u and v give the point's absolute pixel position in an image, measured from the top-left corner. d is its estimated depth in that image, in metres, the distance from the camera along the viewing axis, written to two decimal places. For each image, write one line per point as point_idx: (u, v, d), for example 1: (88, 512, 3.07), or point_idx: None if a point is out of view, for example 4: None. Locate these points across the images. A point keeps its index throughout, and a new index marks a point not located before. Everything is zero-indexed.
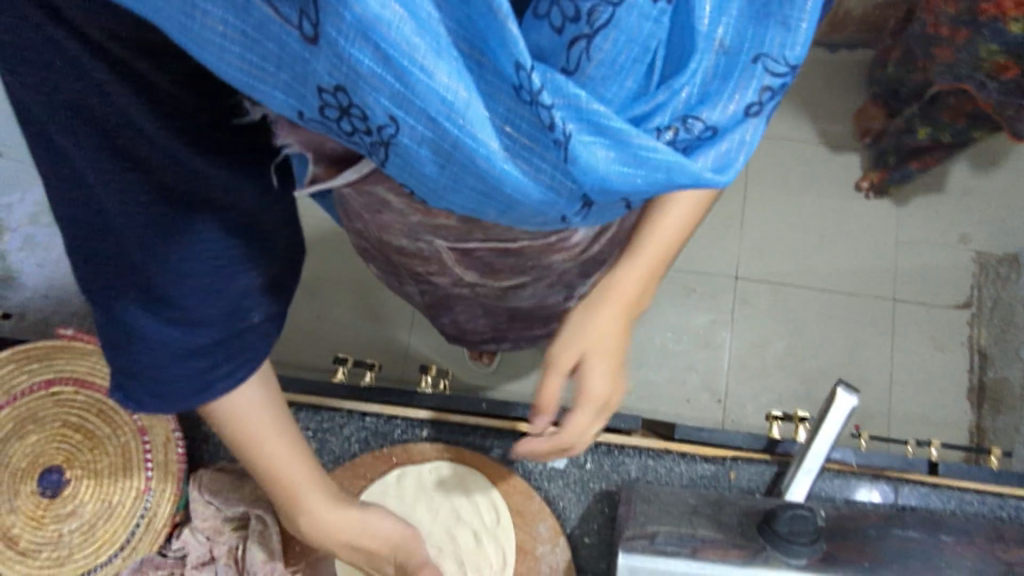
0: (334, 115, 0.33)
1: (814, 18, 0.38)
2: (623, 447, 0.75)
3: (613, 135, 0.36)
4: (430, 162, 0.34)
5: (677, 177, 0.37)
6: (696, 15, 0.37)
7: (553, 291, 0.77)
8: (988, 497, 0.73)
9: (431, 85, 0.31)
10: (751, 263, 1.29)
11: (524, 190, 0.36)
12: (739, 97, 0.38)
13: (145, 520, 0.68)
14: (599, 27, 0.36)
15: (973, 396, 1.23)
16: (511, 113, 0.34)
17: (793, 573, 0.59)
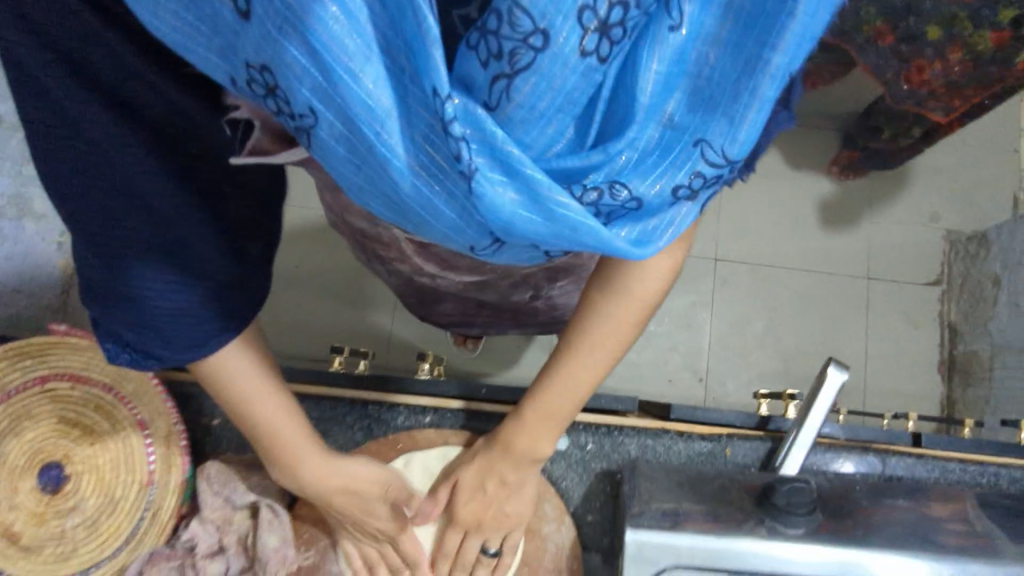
0: (261, 93, 0.34)
1: (763, 113, 0.36)
2: (621, 427, 0.70)
3: (524, 183, 0.34)
4: (344, 157, 0.35)
5: (583, 238, 0.36)
6: (640, 80, 0.34)
7: (518, 290, 0.80)
8: (970, 465, 0.70)
9: (352, 88, 0.32)
10: (730, 246, 1.52)
11: (433, 208, 0.36)
12: (668, 177, 0.37)
13: (150, 512, 0.66)
14: (520, 69, 0.32)
15: (944, 369, 1.49)
16: (428, 134, 0.33)
17: (791, 544, 0.56)
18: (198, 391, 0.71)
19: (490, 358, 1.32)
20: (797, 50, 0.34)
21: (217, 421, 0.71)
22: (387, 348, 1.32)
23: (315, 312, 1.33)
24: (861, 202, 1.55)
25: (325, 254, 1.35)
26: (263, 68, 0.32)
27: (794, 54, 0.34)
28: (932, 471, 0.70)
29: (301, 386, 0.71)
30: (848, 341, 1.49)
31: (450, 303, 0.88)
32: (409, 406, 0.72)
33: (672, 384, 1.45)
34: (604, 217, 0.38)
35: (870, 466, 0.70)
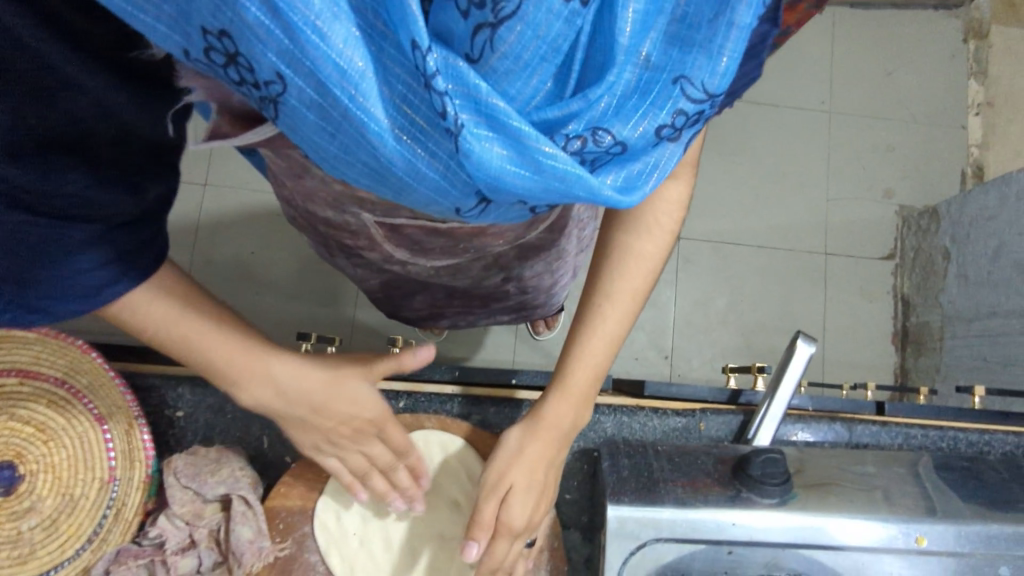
0: (219, 61, 0.31)
1: (737, 52, 0.36)
2: (597, 405, 0.70)
3: (511, 135, 0.33)
4: (316, 124, 0.33)
5: (575, 189, 0.35)
6: (618, 25, 0.33)
7: (489, 272, 0.79)
8: (931, 430, 0.72)
9: (325, 50, 0.29)
10: (693, 225, 1.54)
11: (418, 172, 0.35)
12: (651, 117, 0.36)
13: (112, 511, 0.63)
14: (505, 17, 0.31)
15: (898, 340, 1.54)
16: (408, 93, 0.32)
17: (768, 513, 0.57)
18: (159, 382, 0.68)
19: (457, 343, 1.31)
20: None
21: (181, 414, 0.68)
22: (350, 334, 1.29)
23: (274, 300, 1.30)
24: (818, 180, 1.59)
25: (284, 241, 1.31)
26: (220, 33, 0.30)
27: None
28: (896, 438, 0.71)
29: None
30: (807, 315, 1.53)
31: (418, 294, 0.87)
32: (382, 390, 0.71)
33: (638, 361, 1.47)
34: (589, 164, 0.37)
35: (837, 434, 0.71)
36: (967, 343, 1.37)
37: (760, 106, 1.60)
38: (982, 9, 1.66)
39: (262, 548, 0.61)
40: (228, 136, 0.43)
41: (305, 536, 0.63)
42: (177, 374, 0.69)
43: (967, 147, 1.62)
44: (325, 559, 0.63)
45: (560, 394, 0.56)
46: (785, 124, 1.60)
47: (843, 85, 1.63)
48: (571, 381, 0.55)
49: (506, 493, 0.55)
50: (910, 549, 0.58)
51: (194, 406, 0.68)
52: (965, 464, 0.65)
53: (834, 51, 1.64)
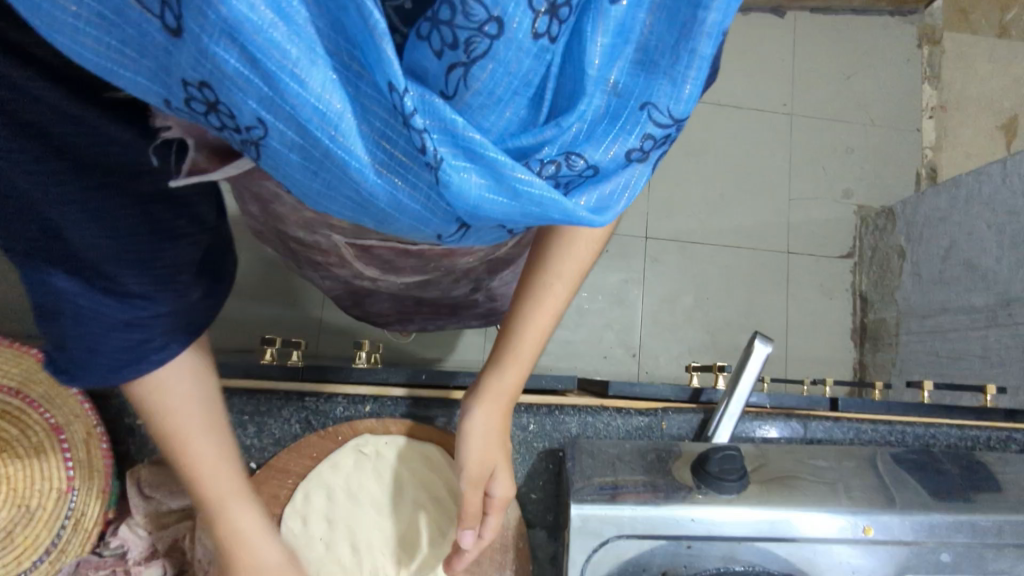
0: (201, 108, 0.31)
1: (700, 77, 0.35)
2: (562, 407, 0.71)
3: (489, 166, 0.34)
4: (300, 163, 0.33)
5: (549, 212, 0.36)
6: (586, 56, 0.34)
7: (459, 285, 0.80)
8: (880, 424, 0.75)
9: (304, 95, 0.29)
10: (660, 225, 1.56)
11: (399, 203, 0.35)
12: (621, 141, 0.37)
13: (71, 521, 0.61)
14: (478, 57, 0.32)
15: (857, 336, 1.59)
16: (385, 131, 0.32)
17: (727, 508, 0.59)
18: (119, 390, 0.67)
19: (428, 345, 1.32)
20: (728, 4, 0.34)
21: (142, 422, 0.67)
22: (320, 337, 1.29)
23: (241, 303, 1.28)
24: (780, 181, 1.63)
25: (251, 244, 1.29)
26: (202, 84, 0.30)
27: (725, 13, 0.34)
28: (848, 432, 0.74)
29: (232, 381, 0.68)
30: (770, 312, 1.57)
31: (388, 302, 0.87)
32: (348, 395, 0.70)
33: (607, 360, 1.49)
34: (564, 188, 0.37)
35: (793, 430, 0.74)
36: (920, 338, 1.42)
37: (726, 109, 1.63)
38: (935, 16, 1.72)
39: None
40: (206, 170, 0.43)
41: None
42: None
43: (920, 149, 1.67)
44: None
45: (507, 364, 0.53)
46: (748, 127, 1.64)
47: (804, 89, 1.67)
48: (517, 351, 0.53)
49: (491, 474, 0.56)
50: (859, 539, 0.59)
51: None
52: (913, 459, 0.68)
53: (796, 55, 1.68)
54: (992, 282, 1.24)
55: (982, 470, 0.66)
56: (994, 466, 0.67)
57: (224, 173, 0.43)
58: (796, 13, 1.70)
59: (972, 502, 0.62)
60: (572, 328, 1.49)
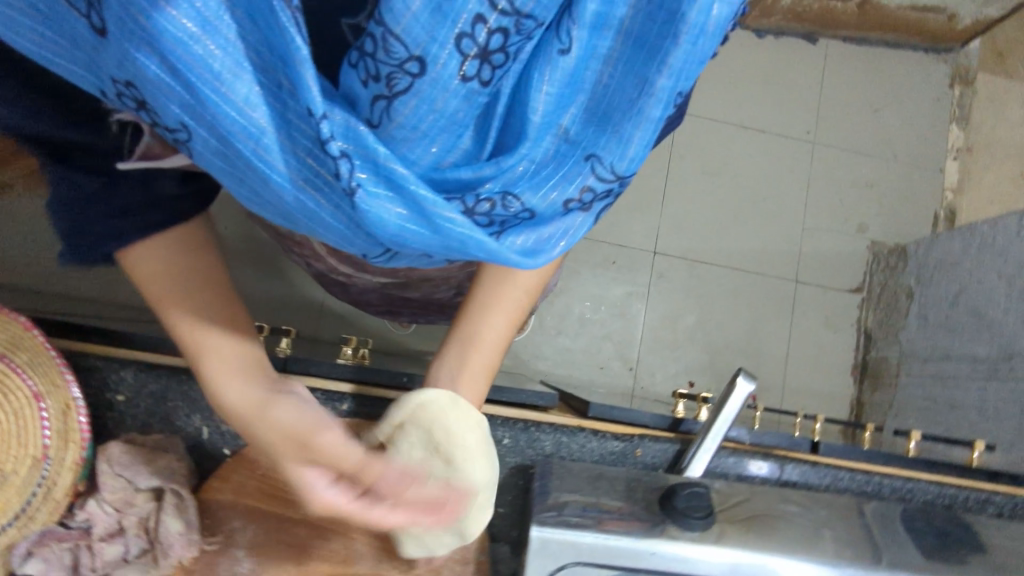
0: (131, 104, 0.42)
1: (642, 141, 0.46)
2: (538, 424, 0.70)
3: (409, 199, 0.43)
4: (223, 167, 0.43)
5: (468, 243, 0.45)
6: (530, 108, 0.45)
7: (444, 287, 0.80)
8: (857, 474, 0.74)
9: (231, 113, 0.39)
10: (668, 241, 1.55)
11: (319, 215, 0.44)
12: (560, 189, 0.47)
13: (42, 489, 0.61)
14: (397, 93, 0.42)
15: (857, 372, 1.58)
16: (309, 150, 0.41)
17: (690, 547, 0.59)
18: (103, 365, 0.68)
19: (424, 339, 1.32)
20: (677, 73, 0.44)
21: (122, 398, 0.68)
22: (318, 320, 1.30)
23: (244, 280, 1.29)
24: (794, 209, 1.61)
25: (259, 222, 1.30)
26: (128, 84, 0.40)
27: (674, 82, 0.44)
28: (824, 478, 0.73)
29: None
30: (771, 340, 1.55)
31: (378, 297, 0.87)
32: (328, 391, 0.70)
33: (603, 371, 1.48)
34: (500, 225, 0.47)
35: (768, 471, 0.73)
36: (920, 382, 1.40)
37: (746, 132, 1.62)
38: (970, 56, 1.68)
39: (191, 542, 0.60)
40: (158, 157, 0.50)
41: (234, 531, 0.63)
42: (119, 355, 0.68)
43: (942, 190, 1.64)
44: (251, 554, 0.62)
45: (480, 345, 0.58)
46: (766, 151, 1.62)
47: (829, 118, 1.65)
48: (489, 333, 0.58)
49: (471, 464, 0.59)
50: None
51: (134, 391, 0.68)
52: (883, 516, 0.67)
53: (825, 84, 1.66)
54: (997, 334, 1.23)
55: (953, 534, 0.66)
56: (965, 530, 0.66)
57: (172, 161, 0.50)
58: (830, 41, 1.67)
59: (938, 565, 0.61)
60: (571, 335, 1.49)
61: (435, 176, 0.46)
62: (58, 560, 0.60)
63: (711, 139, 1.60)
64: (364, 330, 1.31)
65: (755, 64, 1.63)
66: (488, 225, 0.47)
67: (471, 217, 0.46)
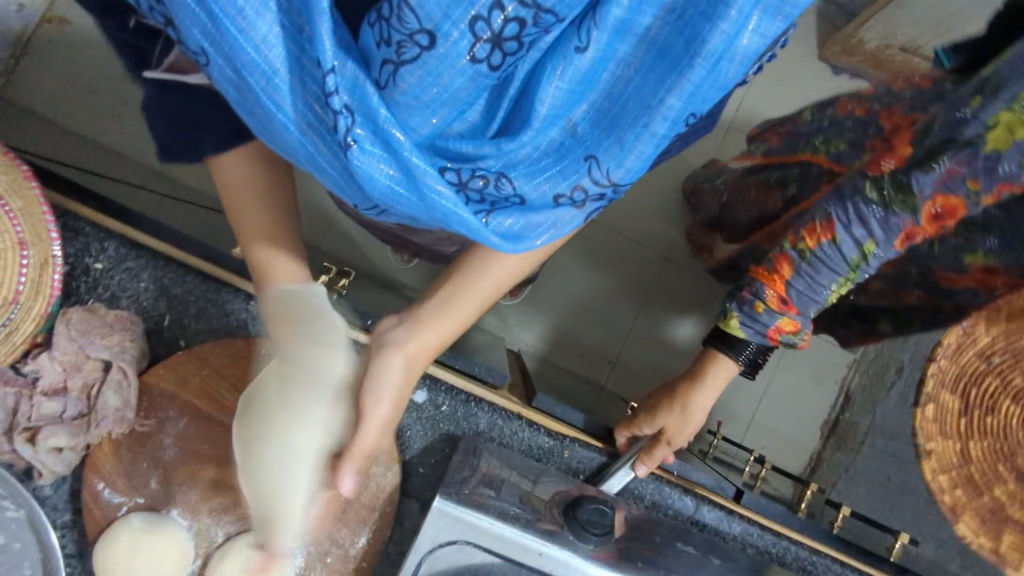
0: (161, 19, 0.43)
1: (643, 154, 0.45)
2: (480, 400, 0.72)
3: (402, 163, 0.43)
4: (234, 96, 0.44)
5: (450, 219, 0.46)
6: (537, 99, 0.43)
7: (450, 240, 0.83)
8: (768, 533, 0.75)
9: (246, 43, 0.40)
10: (680, 247, 1.47)
11: (317, 160, 0.45)
12: (554, 182, 0.46)
13: (5, 329, 0.63)
14: (406, 60, 0.40)
15: (826, 428, 1.47)
16: (317, 98, 0.42)
17: (578, 557, 0.63)
18: (88, 230, 0.70)
19: (418, 280, 1.33)
20: (689, 95, 0.42)
21: (99, 266, 0.70)
22: (324, 232, 1.32)
23: None
24: None
25: None
26: (159, 2, 0.42)
27: (685, 103, 0.42)
28: (735, 527, 0.75)
29: (191, 258, 0.71)
30: (750, 374, 1.46)
31: (384, 230, 0.89)
32: None
33: (581, 357, 1.41)
34: (490, 206, 0.47)
35: (683, 506, 0.75)
36: (880, 459, 1.39)
37: None
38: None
39: (123, 418, 0.64)
40: (183, 70, 0.54)
41: (167, 419, 0.66)
42: (107, 226, 0.70)
43: None
44: (176, 444, 0.66)
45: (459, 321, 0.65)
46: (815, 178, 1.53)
47: None
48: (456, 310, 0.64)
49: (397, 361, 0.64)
50: None
51: (113, 262, 0.70)
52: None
53: None
54: None
55: None
56: None
57: (193, 79, 0.54)
58: None
59: None
60: None
61: (436, 143, 0.45)
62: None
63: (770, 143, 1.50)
64: (365, 253, 1.33)
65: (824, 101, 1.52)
66: (478, 202, 0.47)
67: (462, 190, 0.46)
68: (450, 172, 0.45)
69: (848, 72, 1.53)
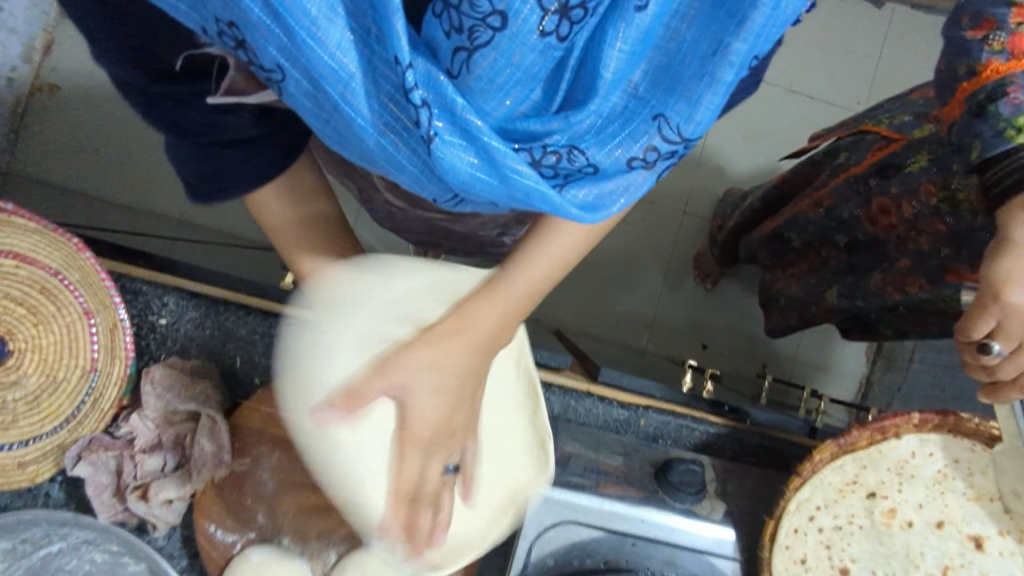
0: (230, 43, 0.43)
1: (712, 108, 0.45)
2: (550, 385, 0.75)
3: (481, 149, 0.44)
4: (310, 108, 0.45)
5: (532, 200, 0.46)
6: (604, 62, 0.43)
7: (489, 227, 0.84)
8: None
9: (321, 51, 0.40)
10: (699, 199, 1.46)
11: (399, 159, 0.46)
12: (626, 147, 0.46)
13: (91, 398, 0.67)
14: (478, 45, 0.41)
15: (871, 353, 1.45)
16: (392, 97, 0.43)
17: (674, 515, 0.65)
18: (147, 289, 0.72)
19: None
20: (756, 36, 0.42)
21: (163, 322, 0.72)
22: None
23: None
24: None
25: None
26: (230, 24, 0.41)
27: (752, 46, 0.43)
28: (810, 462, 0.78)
29: (250, 298, 0.73)
30: None
31: (416, 229, 0.91)
32: None
33: (619, 324, 1.43)
34: (564, 179, 0.47)
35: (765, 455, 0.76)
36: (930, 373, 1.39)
37: (795, 96, 1.48)
38: None
39: (222, 461, 0.67)
40: (242, 90, 0.50)
41: (261, 456, 0.69)
42: (163, 282, 0.72)
43: None
44: (274, 477, 0.68)
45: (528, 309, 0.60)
46: (822, 109, 1.48)
47: (890, 69, 1.49)
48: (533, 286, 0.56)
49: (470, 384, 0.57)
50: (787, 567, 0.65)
51: (176, 316, 0.72)
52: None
53: (888, 36, 1.50)
54: None
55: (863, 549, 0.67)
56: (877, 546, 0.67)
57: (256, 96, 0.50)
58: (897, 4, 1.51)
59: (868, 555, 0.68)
60: None
61: (505, 126, 0.45)
62: (103, 466, 0.66)
63: (772, 76, 1.48)
64: None
65: (822, 23, 1.49)
66: (553, 177, 0.47)
67: (537, 168, 0.46)
68: (524, 151, 0.45)
69: None
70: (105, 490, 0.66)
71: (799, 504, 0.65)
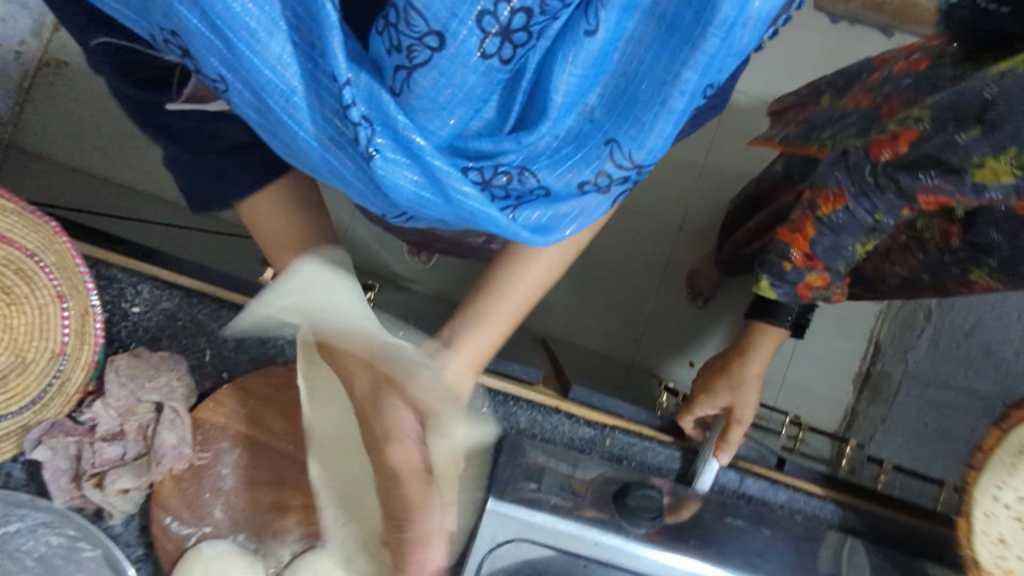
0: (177, 51, 0.44)
1: (663, 135, 0.45)
2: (519, 398, 0.75)
3: (425, 168, 0.44)
4: (257, 120, 0.45)
5: (478, 219, 0.47)
6: (552, 86, 0.43)
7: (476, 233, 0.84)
8: (813, 498, 0.76)
9: (259, 65, 0.41)
10: (696, 217, 1.46)
11: (343, 175, 0.47)
12: (577, 171, 0.47)
13: (58, 380, 0.67)
14: (418, 64, 0.41)
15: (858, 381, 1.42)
16: (335, 111, 0.43)
17: (631, 543, 0.65)
18: (122, 276, 0.72)
19: (440, 277, 1.35)
20: (706, 64, 0.41)
21: (137, 309, 0.72)
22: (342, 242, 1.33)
23: None
24: None
25: None
26: (173, 34, 0.43)
27: (702, 75, 0.42)
28: (781, 496, 0.76)
29: (224, 291, 0.73)
30: None
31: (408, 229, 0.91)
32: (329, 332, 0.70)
33: (608, 337, 1.43)
34: (516, 200, 0.48)
35: (728, 481, 0.76)
36: None
37: None
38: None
39: (183, 454, 0.67)
40: (203, 99, 0.54)
41: (223, 450, 0.69)
42: (140, 270, 0.72)
43: None
44: (234, 473, 0.68)
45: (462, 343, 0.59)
46: None
47: None
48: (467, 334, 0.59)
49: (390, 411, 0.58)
50: None
51: (150, 305, 0.72)
52: (813, 551, 0.70)
53: None
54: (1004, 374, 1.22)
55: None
56: None
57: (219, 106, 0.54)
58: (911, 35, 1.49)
59: None
60: None
61: (455, 144, 0.45)
62: (63, 450, 0.66)
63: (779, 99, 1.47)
64: (383, 259, 1.34)
65: (822, 47, 1.49)
66: (503, 198, 0.47)
67: (486, 187, 0.46)
68: (473, 171, 0.46)
69: (850, 18, 1.49)
70: (63, 475, 0.66)
71: (981, 488, 0.66)
